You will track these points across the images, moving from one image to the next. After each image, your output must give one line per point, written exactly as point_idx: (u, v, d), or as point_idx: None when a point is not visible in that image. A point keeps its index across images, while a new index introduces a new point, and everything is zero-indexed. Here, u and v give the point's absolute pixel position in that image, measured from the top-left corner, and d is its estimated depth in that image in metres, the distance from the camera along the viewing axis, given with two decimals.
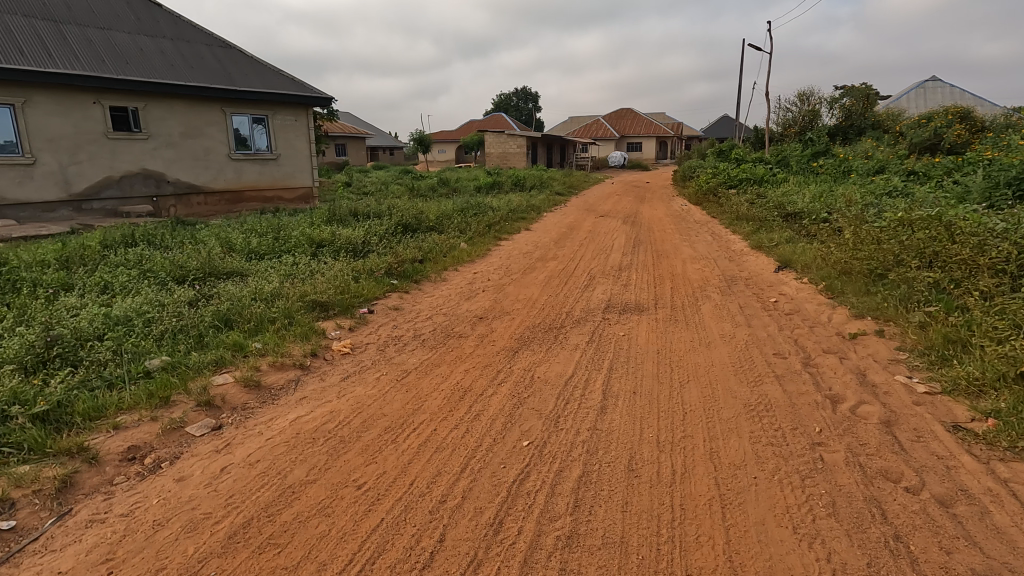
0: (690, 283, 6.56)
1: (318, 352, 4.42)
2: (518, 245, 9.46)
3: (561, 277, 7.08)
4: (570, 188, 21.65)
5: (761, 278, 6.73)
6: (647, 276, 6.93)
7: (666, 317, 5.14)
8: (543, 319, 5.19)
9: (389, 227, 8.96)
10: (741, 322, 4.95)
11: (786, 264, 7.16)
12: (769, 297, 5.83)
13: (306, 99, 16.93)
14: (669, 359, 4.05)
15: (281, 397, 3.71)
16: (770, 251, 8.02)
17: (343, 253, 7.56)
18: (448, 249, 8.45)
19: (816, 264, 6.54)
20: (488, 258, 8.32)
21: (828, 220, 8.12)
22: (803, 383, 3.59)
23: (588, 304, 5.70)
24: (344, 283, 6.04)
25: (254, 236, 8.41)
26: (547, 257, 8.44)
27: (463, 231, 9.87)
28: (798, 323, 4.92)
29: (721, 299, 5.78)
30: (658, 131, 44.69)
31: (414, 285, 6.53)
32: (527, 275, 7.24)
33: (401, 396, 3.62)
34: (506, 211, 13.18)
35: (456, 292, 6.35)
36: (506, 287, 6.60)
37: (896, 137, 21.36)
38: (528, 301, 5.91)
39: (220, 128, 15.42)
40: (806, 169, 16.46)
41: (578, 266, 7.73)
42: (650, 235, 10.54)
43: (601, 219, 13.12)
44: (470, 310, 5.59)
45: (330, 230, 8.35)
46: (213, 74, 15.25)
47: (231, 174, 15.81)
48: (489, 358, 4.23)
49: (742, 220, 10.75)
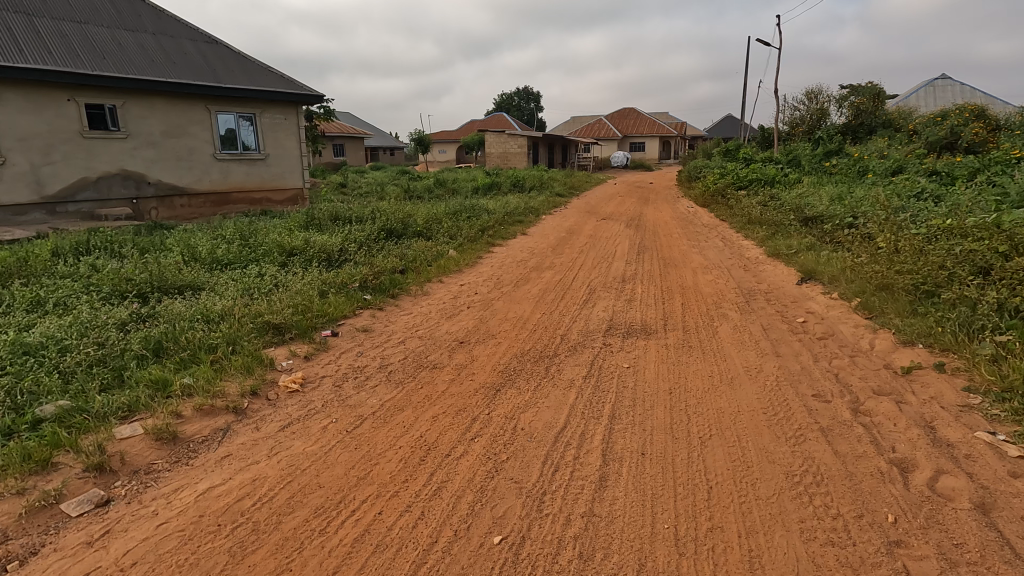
0: (703, 298, 5.79)
1: (260, 390, 3.67)
2: (512, 252, 8.72)
3: (557, 290, 6.33)
4: (570, 188, 20.89)
5: (783, 292, 5.96)
6: (654, 289, 6.17)
7: (678, 343, 4.36)
8: (533, 345, 4.44)
9: (371, 233, 8.22)
10: (768, 350, 4.18)
11: (809, 275, 6.38)
12: (796, 316, 5.06)
13: (295, 97, 16.20)
14: (685, 404, 3.28)
15: (199, 455, 2.96)
16: (789, 260, 7.25)
17: (317, 263, 6.82)
18: (434, 257, 7.72)
19: (846, 277, 5.77)
20: (478, 266, 7.59)
21: (854, 226, 7.34)
22: (858, 442, 2.82)
23: (587, 325, 4.95)
24: (308, 299, 5.29)
25: (223, 244, 7.68)
26: (542, 266, 7.70)
27: (453, 236, 9.13)
28: (836, 351, 4.15)
29: (741, 318, 5.01)
30: (662, 131, 43.88)
31: (391, 300, 5.79)
32: (520, 288, 6.49)
33: (346, 455, 2.86)
34: (502, 214, 12.44)
35: (437, 308, 5.61)
36: (495, 302, 5.86)
37: (909, 136, 20.55)
38: (517, 320, 5.17)
39: (204, 127, 14.71)
40: (818, 169, 15.68)
41: (576, 276, 6.99)
42: (655, 240, 9.77)
43: (602, 222, 12.36)
44: (450, 332, 4.85)
45: (305, 236, 7.61)
46: (197, 70, 14.53)
47: (216, 175, 15.09)
48: (465, 399, 3.47)
49: (754, 225, 9.97)
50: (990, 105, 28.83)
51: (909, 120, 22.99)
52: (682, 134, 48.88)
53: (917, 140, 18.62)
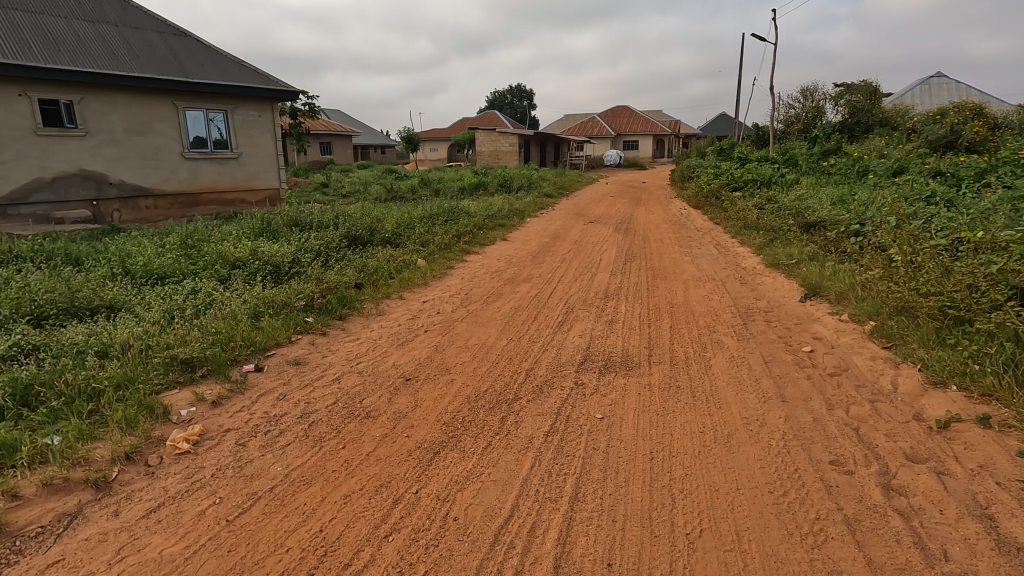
0: (694, 319, 5.09)
1: (137, 453, 2.92)
2: (487, 261, 7.99)
3: (530, 308, 5.62)
4: (560, 188, 20.17)
5: (786, 312, 5.24)
6: (639, 308, 5.46)
7: (664, 383, 3.64)
8: (492, 385, 3.71)
9: (331, 241, 7.47)
10: (772, 391, 3.47)
11: (814, 291, 5.70)
12: (801, 344, 4.37)
13: (270, 92, 15.35)
14: (670, 477, 2.57)
15: (20, 561, 2.22)
16: (790, 272, 6.58)
17: (263, 278, 6.06)
18: (399, 268, 6.98)
19: (859, 297, 5.09)
20: (448, 278, 6.88)
21: (861, 234, 6.67)
22: (897, 544, 2.11)
23: (559, 356, 4.22)
24: (237, 324, 4.54)
25: (163, 254, 6.90)
26: (519, 278, 6.99)
27: (425, 244, 8.39)
28: (853, 393, 3.45)
29: (739, 348, 4.29)
30: (655, 129, 43.22)
31: (339, 321, 5.06)
32: (489, 305, 5.77)
33: (213, 564, 2.14)
34: (483, 217, 11.71)
35: (389, 333, 4.88)
36: (457, 324, 5.14)
37: (907, 134, 19.97)
38: (480, 349, 4.46)
39: (171, 124, 13.87)
40: (815, 169, 15.05)
41: (554, 291, 6.28)
42: (644, 246, 9.06)
43: (589, 226, 11.64)
44: (397, 365, 4.14)
45: (255, 246, 6.85)
46: (162, 64, 13.68)
47: (184, 175, 14.23)
48: (392, 468, 2.75)
49: (750, 230, 9.30)
50: (987, 103, 28.35)
51: (906, 118, 22.42)
52: (676, 133, 48.25)
53: (915, 139, 18.05)
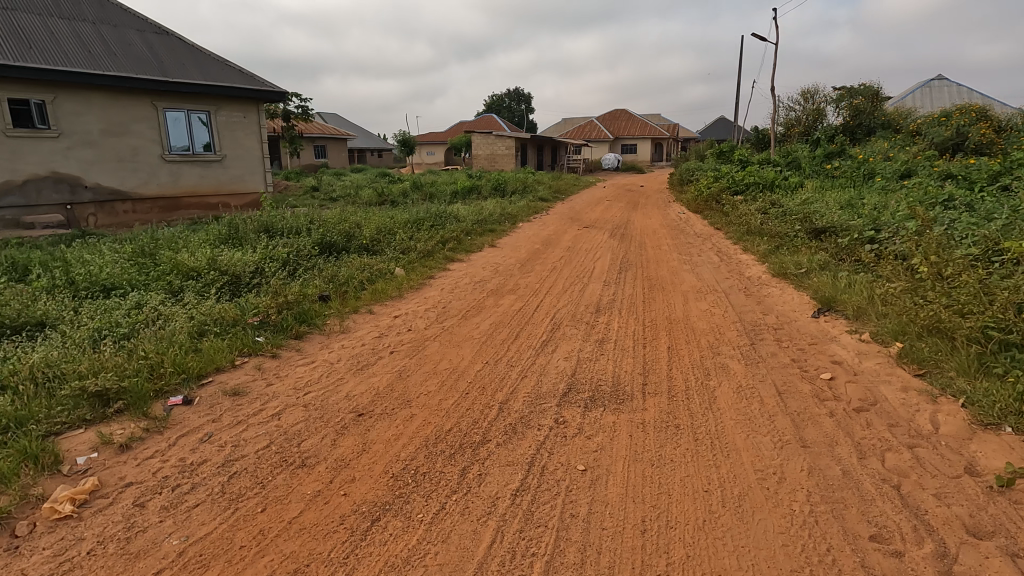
0: (694, 337, 4.53)
1: (4, 521, 2.34)
2: (471, 269, 7.43)
3: (513, 324, 5.05)
4: (555, 192, 19.65)
5: (799, 330, 4.67)
6: (633, 324, 4.90)
7: (660, 422, 3.07)
8: (458, 424, 3.14)
9: (301, 248, 6.91)
10: (789, 433, 2.90)
11: (828, 305, 5.15)
12: (819, 369, 3.80)
13: (254, 93, 14.79)
14: (668, 562, 2.01)
15: None
16: (799, 283, 6.03)
17: (220, 291, 5.48)
18: (373, 278, 6.42)
19: (881, 313, 4.54)
20: (427, 289, 6.33)
21: (876, 241, 6.12)
22: None
23: (539, 384, 3.65)
24: (172, 346, 3.96)
25: (116, 262, 6.31)
26: (504, 288, 6.43)
27: (406, 251, 7.83)
28: (887, 436, 2.89)
29: (747, 375, 3.72)
30: (653, 133, 42.80)
31: (295, 341, 4.49)
32: (468, 321, 5.21)
33: None
34: (473, 222, 11.18)
35: (349, 355, 4.32)
36: (428, 343, 4.57)
37: (910, 137, 19.47)
38: (450, 374, 3.90)
39: (150, 125, 13.28)
40: (819, 172, 14.53)
41: (540, 304, 5.72)
42: (641, 253, 8.50)
43: (584, 231, 11.11)
44: (351, 395, 3.57)
45: (216, 254, 6.28)
46: (141, 63, 13.13)
47: (165, 178, 13.64)
48: (319, 544, 2.18)
49: (753, 236, 8.77)
50: (992, 106, 27.86)
51: (909, 121, 21.95)
52: (675, 137, 47.84)
53: (920, 142, 17.55)
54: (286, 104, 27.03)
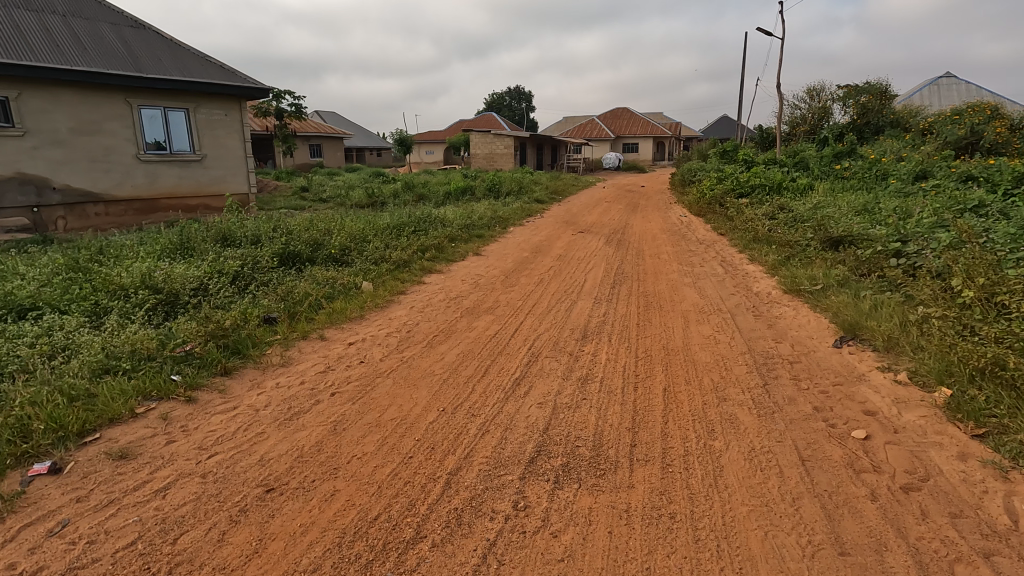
0: (695, 375, 3.80)
1: None
2: (448, 282, 6.71)
3: (483, 354, 4.32)
4: (552, 193, 18.89)
5: (821, 366, 3.93)
6: (623, 356, 4.17)
7: (651, 510, 2.35)
8: (390, 510, 2.43)
9: (257, 261, 6.19)
10: (820, 534, 2.19)
11: (851, 332, 4.42)
12: (849, 424, 3.08)
13: (235, 90, 14.07)
14: None
15: None
16: (816, 301, 5.30)
17: (151, 313, 4.77)
18: (335, 295, 5.71)
19: (918, 347, 3.82)
20: (394, 307, 5.62)
21: (903, 254, 5.40)
22: None
23: (502, 446, 2.92)
24: (59, 393, 3.26)
25: (43, 277, 5.59)
26: (481, 307, 5.72)
27: (378, 262, 7.11)
28: (953, 536, 2.18)
29: (761, 432, 3.00)
30: (655, 131, 41.99)
31: (220, 379, 3.78)
32: (432, 348, 4.49)
33: None
34: (460, 226, 10.45)
35: (281, 397, 3.60)
36: (379, 381, 3.85)
37: (920, 136, 18.64)
38: (396, 428, 3.17)
39: (124, 124, 12.56)
40: (828, 173, 13.80)
41: (519, 327, 4.99)
42: (638, 263, 7.76)
43: (578, 236, 10.35)
44: (265, 459, 2.87)
45: (156, 268, 5.57)
46: (113, 58, 12.40)
47: (140, 179, 12.87)
48: None
49: (761, 245, 8.05)
50: (1003, 103, 26.89)
51: (919, 119, 21.15)
52: (677, 136, 46.98)
53: (932, 140, 16.73)
54: (276, 102, 26.30)
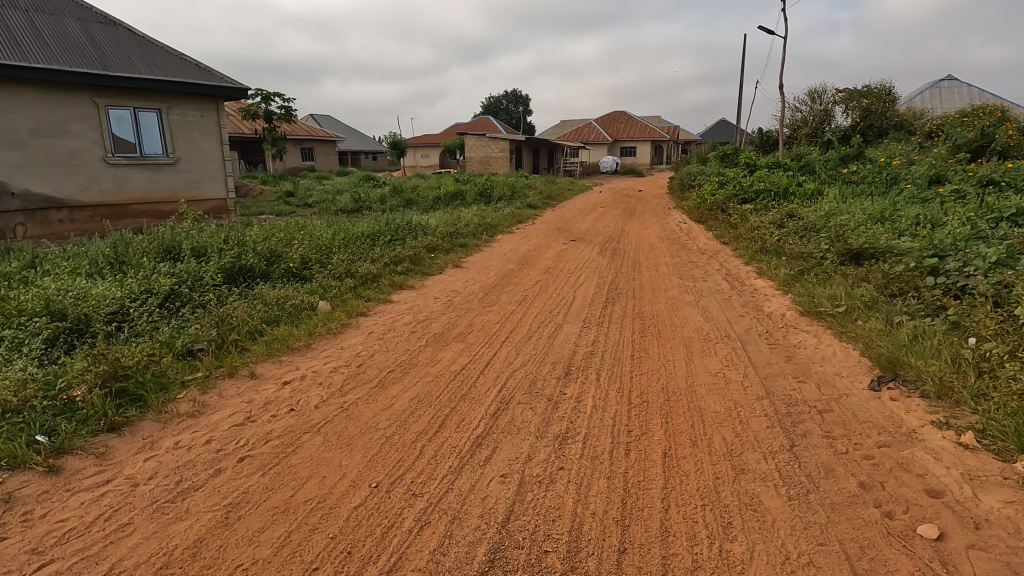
0: (703, 432, 3.02)
1: None
2: (419, 301, 5.95)
3: (444, 398, 3.54)
4: (546, 198, 18.14)
5: (857, 418, 3.16)
6: (614, 404, 3.39)
7: None
8: None
9: (198, 279, 5.38)
10: None
11: (891, 369, 3.65)
12: (912, 514, 2.31)
13: (215, 92, 12.79)
14: None
15: None
16: (843, 327, 4.53)
17: (49, 347, 3.94)
18: (283, 319, 4.94)
19: (982, 397, 3.06)
20: (350, 333, 4.84)
21: (941, 271, 4.64)
22: None
23: (443, 551, 2.14)
24: None
25: None
26: (452, 331, 4.94)
27: (343, 278, 6.35)
28: None
29: (795, 528, 2.22)
30: (653, 135, 41.32)
31: (102, 438, 3.00)
32: (383, 389, 3.71)
33: None
34: (442, 234, 9.68)
35: (173, 464, 2.82)
36: (308, 438, 3.07)
37: (927, 139, 17.94)
38: (308, 516, 2.39)
39: (91, 125, 11.17)
40: (835, 177, 13.08)
41: (493, 359, 4.22)
42: (633, 277, 6.99)
43: (569, 245, 9.59)
44: (114, 572, 2.09)
45: (72, 287, 4.74)
46: (78, 55, 11.01)
47: (108, 183, 11.45)
48: None
49: (770, 256, 7.29)
50: (1008, 105, 26.22)
51: (924, 122, 20.46)
52: (676, 139, 46.25)
53: (941, 144, 15.99)
54: (264, 104, 25.55)
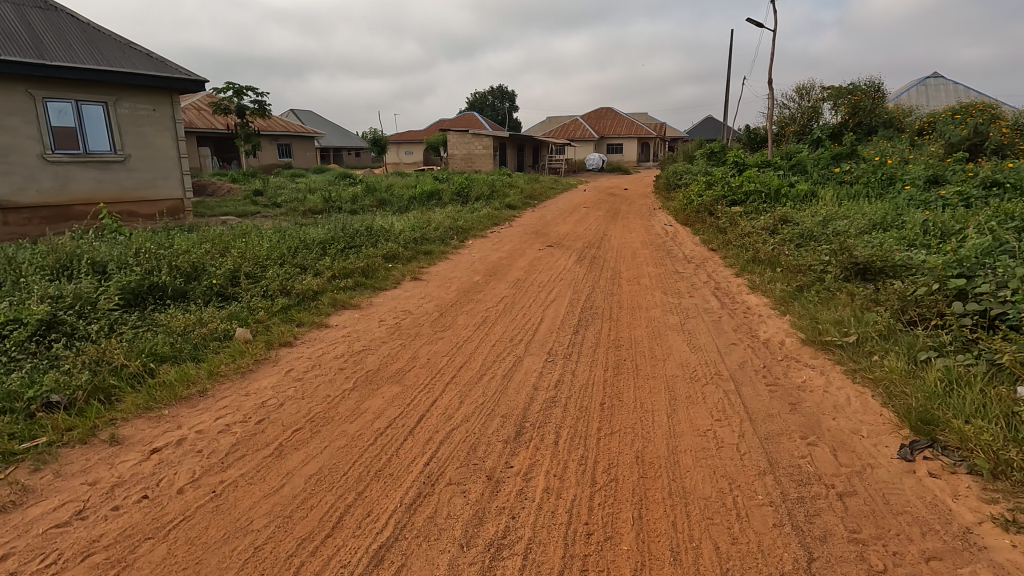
0: (690, 536, 2.21)
1: None
2: (361, 324, 5.12)
3: (353, 475, 2.71)
4: (527, 198, 17.33)
5: (891, 509, 2.39)
6: (571, 486, 2.57)
7: None
8: None
9: (91, 304, 4.47)
10: None
11: (926, 430, 2.88)
12: None
13: (168, 83, 11.66)
14: None
15: None
16: (857, 363, 3.75)
17: None
18: (185, 355, 4.06)
19: None
20: (264, 372, 3.98)
21: (969, 293, 3.90)
22: None
23: None
24: None
25: None
26: (389, 368, 4.12)
27: (276, 295, 5.48)
28: None
29: None
30: (639, 132, 40.67)
31: None
32: (278, 460, 2.87)
33: None
34: (407, 240, 8.83)
35: None
36: (147, 546, 2.24)
37: (918, 137, 17.40)
38: None
39: (26, 119, 10.04)
40: (827, 177, 12.43)
41: (427, 411, 3.38)
42: (613, 292, 6.19)
43: (545, 252, 8.79)
44: None
45: None
46: (9, 40, 9.88)
47: (47, 183, 10.33)
48: None
49: (764, 267, 6.54)
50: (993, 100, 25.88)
51: (913, 119, 19.97)
52: (663, 137, 45.65)
53: (933, 142, 15.47)
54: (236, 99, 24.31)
